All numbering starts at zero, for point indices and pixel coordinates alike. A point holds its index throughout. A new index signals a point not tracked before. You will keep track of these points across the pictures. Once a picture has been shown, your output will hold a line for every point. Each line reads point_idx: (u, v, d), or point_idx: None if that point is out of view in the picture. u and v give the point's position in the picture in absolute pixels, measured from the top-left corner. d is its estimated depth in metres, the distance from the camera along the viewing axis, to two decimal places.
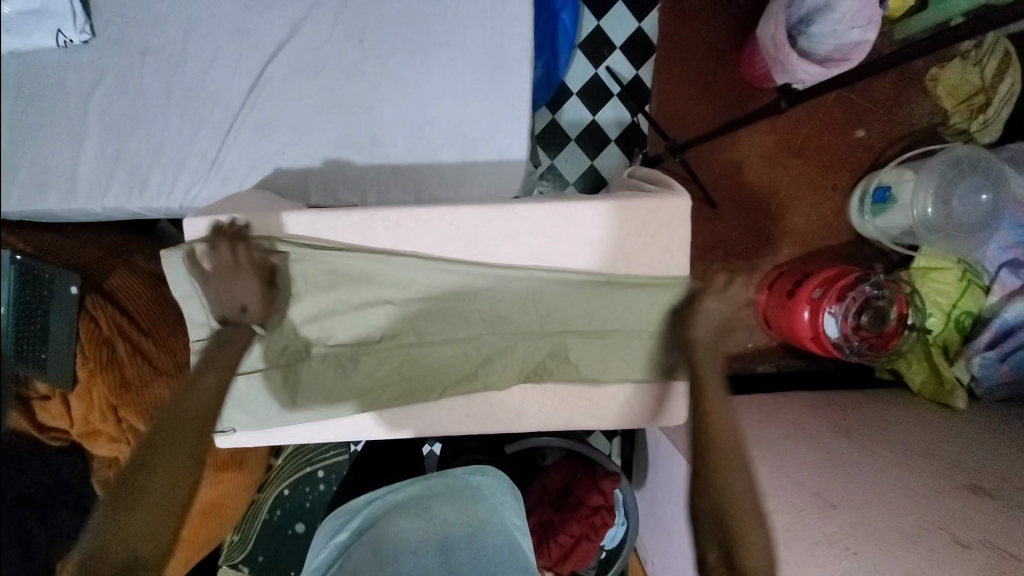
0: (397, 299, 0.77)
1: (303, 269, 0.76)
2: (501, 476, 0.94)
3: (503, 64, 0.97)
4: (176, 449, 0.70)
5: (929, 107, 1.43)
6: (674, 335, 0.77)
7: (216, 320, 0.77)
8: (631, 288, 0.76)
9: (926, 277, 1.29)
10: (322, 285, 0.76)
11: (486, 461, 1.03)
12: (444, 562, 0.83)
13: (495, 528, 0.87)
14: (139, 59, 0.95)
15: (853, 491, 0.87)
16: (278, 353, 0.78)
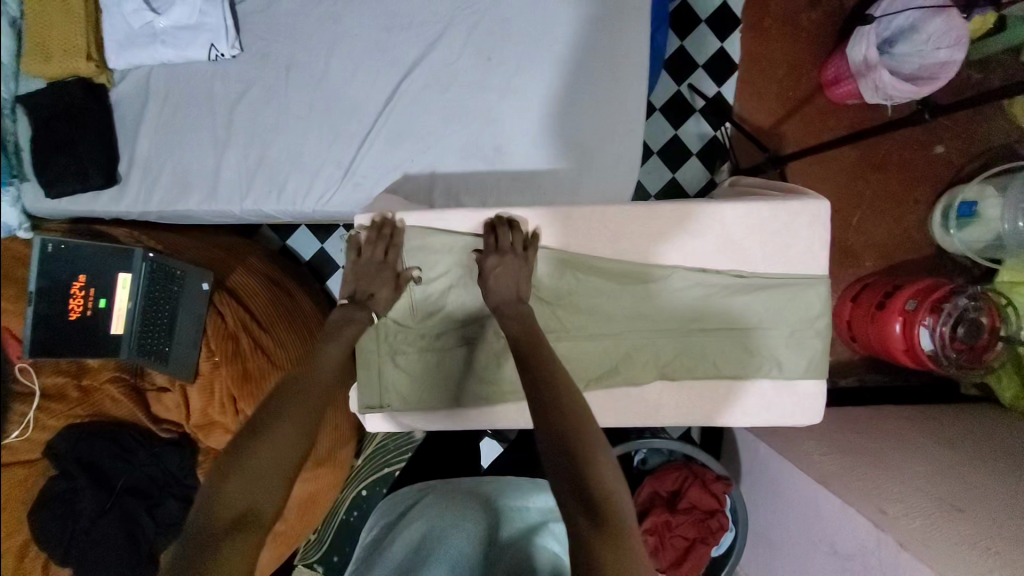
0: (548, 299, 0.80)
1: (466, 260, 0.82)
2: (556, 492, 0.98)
3: (622, 79, 1.02)
4: (305, 398, 0.71)
5: (1008, 126, 1.46)
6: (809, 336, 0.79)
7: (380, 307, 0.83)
8: (772, 290, 0.79)
9: (1014, 290, 1.31)
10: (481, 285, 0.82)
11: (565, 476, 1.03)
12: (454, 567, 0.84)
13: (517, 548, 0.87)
14: (283, 73, 1.02)
15: (979, 501, 0.88)
16: (436, 338, 0.84)
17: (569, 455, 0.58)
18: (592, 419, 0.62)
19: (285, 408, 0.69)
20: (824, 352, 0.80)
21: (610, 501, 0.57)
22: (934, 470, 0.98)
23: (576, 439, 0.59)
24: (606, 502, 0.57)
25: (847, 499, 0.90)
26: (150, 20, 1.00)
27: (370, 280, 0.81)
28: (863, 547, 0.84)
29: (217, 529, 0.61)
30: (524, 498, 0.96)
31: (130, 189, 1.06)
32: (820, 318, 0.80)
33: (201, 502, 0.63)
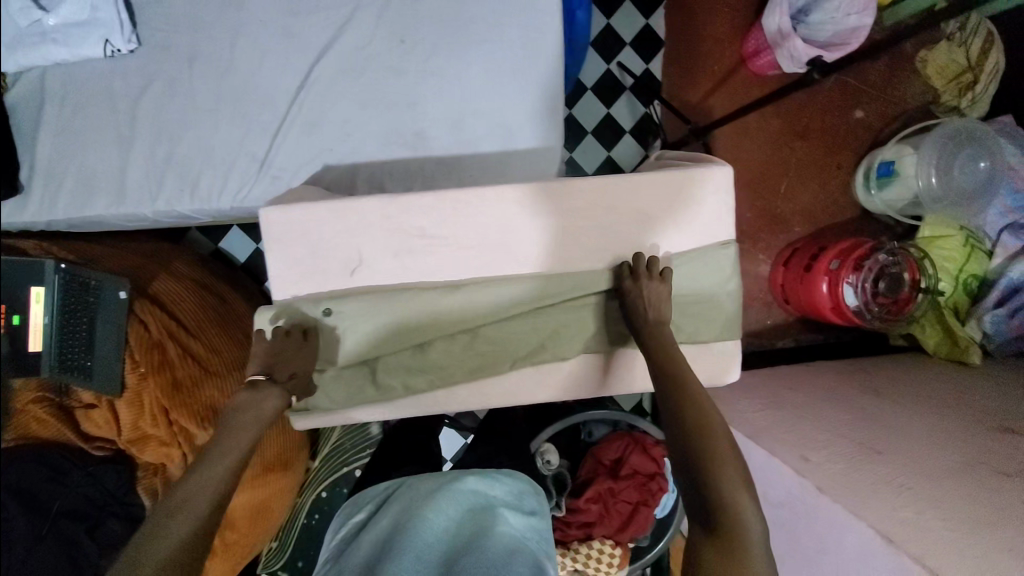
0: (527, 296, 0.79)
1: (380, 262, 0.78)
2: (518, 479, 0.99)
3: (539, 55, 1.02)
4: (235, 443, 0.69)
5: (920, 88, 1.52)
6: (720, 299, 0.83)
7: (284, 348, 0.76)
8: (684, 259, 0.82)
9: (933, 244, 1.36)
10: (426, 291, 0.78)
11: (516, 467, 1.03)
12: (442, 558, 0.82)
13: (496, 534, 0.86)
14: (185, 66, 0.98)
15: (898, 441, 0.92)
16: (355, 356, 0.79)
17: (698, 471, 0.65)
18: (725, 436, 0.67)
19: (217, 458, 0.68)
20: (734, 315, 0.84)
21: (725, 508, 0.62)
22: (859, 417, 1.03)
23: (703, 444, 0.66)
24: (724, 511, 0.62)
25: (774, 451, 0.95)
26: (39, 19, 0.95)
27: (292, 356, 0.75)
28: (791, 495, 0.88)
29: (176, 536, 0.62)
30: (490, 485, 0.96)
31: (33, 199, 1.00)
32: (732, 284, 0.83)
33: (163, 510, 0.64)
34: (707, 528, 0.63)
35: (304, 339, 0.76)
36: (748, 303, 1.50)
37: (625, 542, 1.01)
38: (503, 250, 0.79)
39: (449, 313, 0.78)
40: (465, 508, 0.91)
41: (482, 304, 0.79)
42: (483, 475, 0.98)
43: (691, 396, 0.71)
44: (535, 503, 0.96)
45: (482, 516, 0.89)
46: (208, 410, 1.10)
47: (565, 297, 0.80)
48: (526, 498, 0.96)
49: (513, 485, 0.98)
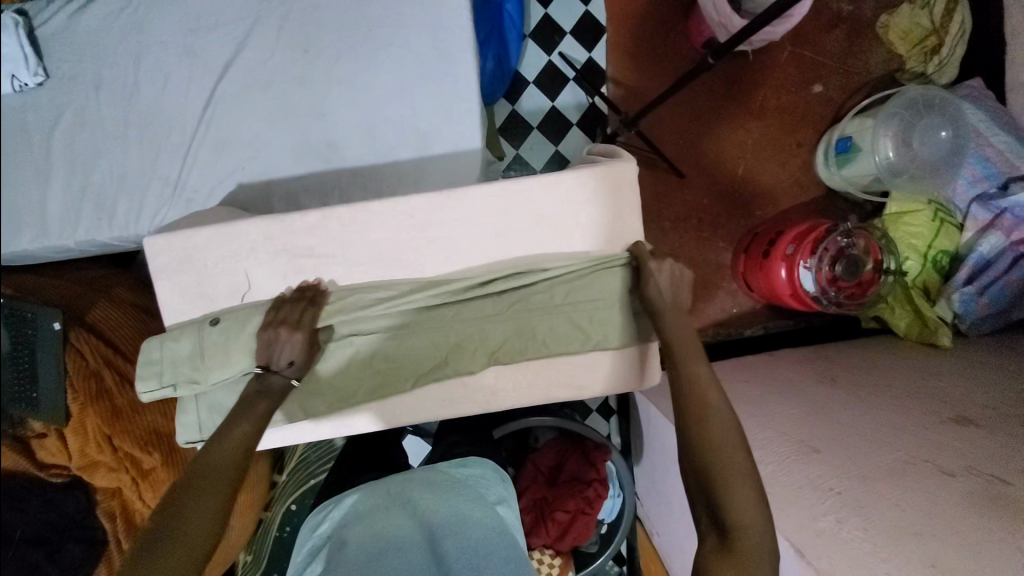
0: (435, 297, 0.77)
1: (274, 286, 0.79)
2: (485, 465, 0.95)
3: (448, 55, 0.99)
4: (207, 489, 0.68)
5: (885, 55, 1.43)
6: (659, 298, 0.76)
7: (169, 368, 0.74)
8: (591, 265, 0.78)
9: (900, 221, 1.29)
10: (284, 304, 0.75)
11: (475, 451, 1.00)
12: (434, 555, 0.78)
13: (482, 521, 0.83)
14: (94, 93, 0.99)
15: (840, 437, 0.87)
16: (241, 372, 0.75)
17: (704, 482, 0.68)
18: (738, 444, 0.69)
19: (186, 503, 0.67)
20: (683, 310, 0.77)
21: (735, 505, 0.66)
22: (808, 411, 0.98)
23: (717, 460, 0.68)
24: (734, 525, 0.65)
25: None
26: None
27: (274, 343, 0.73)
28: None
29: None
30: (463, 475, 0.92)
31: None
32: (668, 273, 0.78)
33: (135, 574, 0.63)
34: (720, 537, 0.67)
35: (288, 321, 0.74)
36: (712, 292, 1.44)
37: (566, 550, 1.01)
38: (401, 264, 0.79)
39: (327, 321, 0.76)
40: (447, 498, 0.86)
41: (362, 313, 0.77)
42: (452, 462, 0.95)
43: (702, 397, 0.71)
44: (502, 490, 0.93)
45: (460, 503, 0.86)
46: (150, 434, 1.14)
47: (470, 313, 0.78)
48: (492, 484, 0.93)
49: (475, 472, 0.93)
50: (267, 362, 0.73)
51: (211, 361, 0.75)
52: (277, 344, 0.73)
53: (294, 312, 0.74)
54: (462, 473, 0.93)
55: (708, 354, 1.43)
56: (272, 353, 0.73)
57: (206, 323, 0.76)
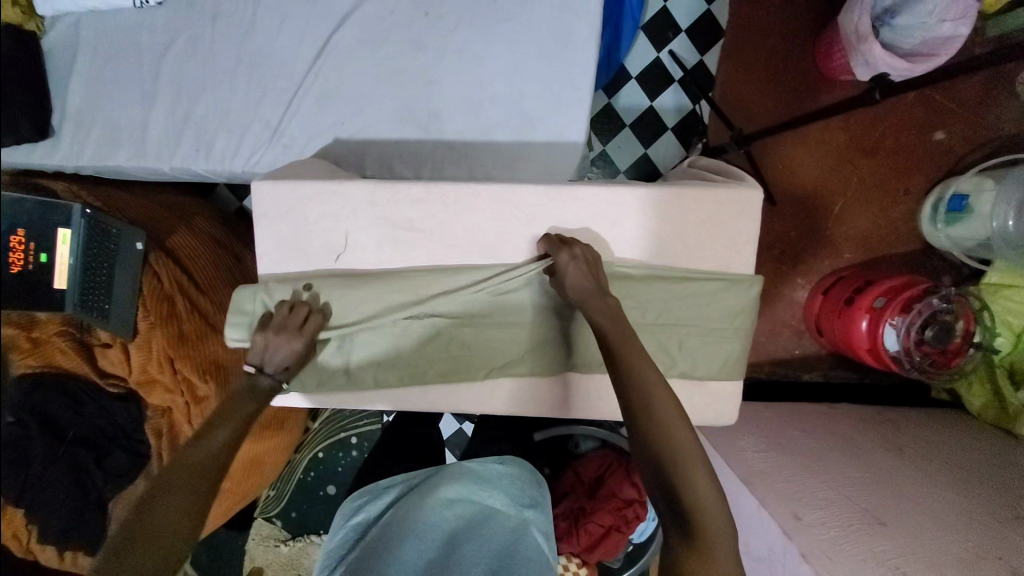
0: (507, 284, 0.74)
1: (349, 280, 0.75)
2: (521, 466, 0.95)
3: (569, 40, 0.94)
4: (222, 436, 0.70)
5: (1019, 112, 1.32)
6: (585, 310, 0.69)
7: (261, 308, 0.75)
8: (710, 284, 0.75)
9: (999, 292, 1.21)
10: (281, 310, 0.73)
11: (512, 453, 1.03)
12: (449, 555, 0.77)
13: (503, 530, 0.83)
14: (210, 24, 0.98)
15: (906, 512, 0.83)
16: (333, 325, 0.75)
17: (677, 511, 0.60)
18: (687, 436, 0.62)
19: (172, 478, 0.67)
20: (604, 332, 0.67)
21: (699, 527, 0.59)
22: (869, 477, 0.94)
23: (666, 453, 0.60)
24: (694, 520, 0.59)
25: (764, 501, 0.89)
26: None
27: (271, 347, 0.72)
28: (772, 551, 0.83)
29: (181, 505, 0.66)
30: (496, 472, 0.93)
31: (63, 145, 1.03)
32: (600, 269, 0.71)
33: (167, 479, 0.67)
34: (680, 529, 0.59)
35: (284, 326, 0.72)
36: (776, 328, 1.39)
37: (592, 563, 0.99)
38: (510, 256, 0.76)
39: (346, 295, 0.74)
40: (473, 499, 0.88)
41: (400, 292, 0.75)
42: (491, 460, 0.96)
43: (642, 386, 0.63)
44: (536, 495, 0.92)
45: (490, 501, 0.88)
46: (209, 363, 1.13)
47: (549, 325, 0.77)
48: (526, 487, 0.92)
49: (510, 472, 0.94)
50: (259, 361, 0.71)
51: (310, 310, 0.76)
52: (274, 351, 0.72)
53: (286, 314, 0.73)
54: (496, 471, 0.94)
55: (758, 391, 1.39)
56: (267, 357, 0.72)
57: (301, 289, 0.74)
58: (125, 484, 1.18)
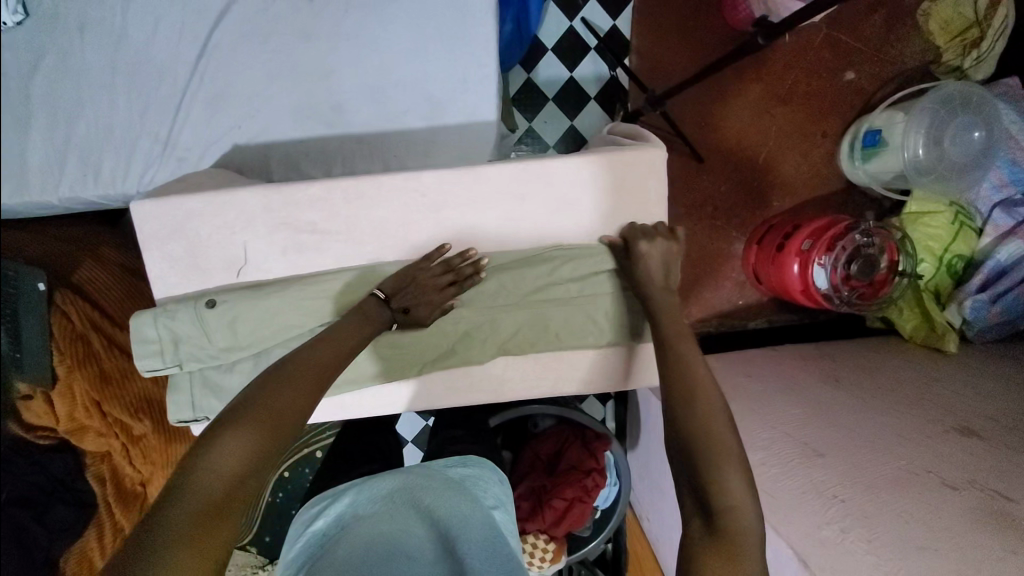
0: None
1: (256, 293, 0.70)
2: (483, 465, 0.94)
3: (466, 15, 0.91)
4: (266, 419, 0.60)
5: (920, 45, 1.37)
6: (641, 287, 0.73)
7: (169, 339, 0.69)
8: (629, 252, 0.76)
9: (918, 221, 1.27)
10: (445, 262, 0.72)
11: (477, 452, 0.98)
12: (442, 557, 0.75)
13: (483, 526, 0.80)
14: (78, 39, 0.90)
15: (844, 440, 0.87)
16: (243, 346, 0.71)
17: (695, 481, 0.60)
18: (725, 426, 0.63)
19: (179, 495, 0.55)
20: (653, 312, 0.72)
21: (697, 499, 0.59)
22: (809, 411, 0.98)
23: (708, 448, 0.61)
24: (725, 516, 0.58)
25: None
26: None
27: (416, 288, 0.71)
28: None
29: (212, 491, 0.56)
30: (466, 473, 0.91)
31: None
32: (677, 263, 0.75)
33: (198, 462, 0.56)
34: (706, 521, 0.59)
35: (443, 270, 0.72)
36: (720, 282, 1.42)
37: (559, 538, 0.99)
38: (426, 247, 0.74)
39: (253, 307, 0.70)
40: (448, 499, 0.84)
41: (316, 299, 0.71)
42: (449, 460, 0.94)
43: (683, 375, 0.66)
44: (498, 492, 0.91)
45: (455, 501, 0.84)
46: (141, 399, 1.12)
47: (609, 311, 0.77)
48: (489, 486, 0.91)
49: (473, 472, 0.93)
50: (390, 295, 0.71)
51: (217, 338, 0.70)
52: (420, 286, 0.71)
53: (448, 266, 0.72)
54: (459, 473, 0.92)
55: (711, 345, 1.42)
56: (409, 295, 0.71)
57: (203, 304, 0.69)
58: (73, 540, 1.13)
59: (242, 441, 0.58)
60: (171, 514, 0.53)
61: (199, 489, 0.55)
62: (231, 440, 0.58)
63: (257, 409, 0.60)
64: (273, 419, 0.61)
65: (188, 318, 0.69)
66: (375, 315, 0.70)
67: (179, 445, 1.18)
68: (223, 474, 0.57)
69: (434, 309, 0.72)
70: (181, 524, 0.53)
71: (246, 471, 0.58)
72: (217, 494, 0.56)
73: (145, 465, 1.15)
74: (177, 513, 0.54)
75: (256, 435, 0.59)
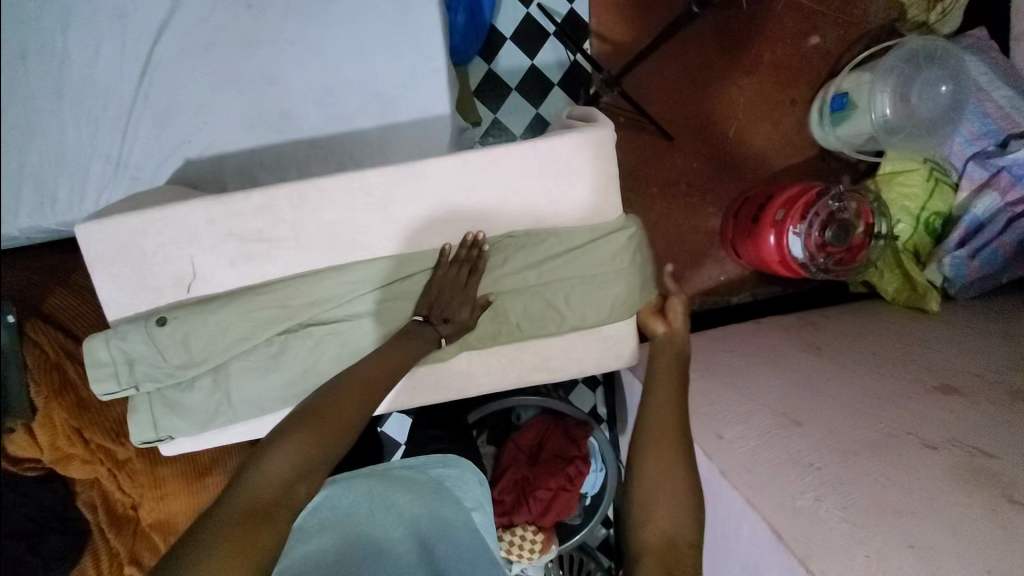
0: (381, 274, 0.74)
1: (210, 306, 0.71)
2: (463, 464, 0.92)
3: (409, 9, 0.90)
4: (317, 427, 0.61)
5: (884, 3, 1.35)
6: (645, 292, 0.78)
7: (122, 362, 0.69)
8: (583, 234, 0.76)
9: (893, 181, 1.24)
10: (456, 261, 0.73)
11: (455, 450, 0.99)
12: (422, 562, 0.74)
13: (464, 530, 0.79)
14: (17, 63, 0.87)
15: (822, 408, 0.86)
16: (199, 361, 0.71)
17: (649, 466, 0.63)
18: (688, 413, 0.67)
19: (236, 498, 0.56)
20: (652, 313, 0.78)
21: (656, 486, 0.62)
22: (789, 382, 0.97)
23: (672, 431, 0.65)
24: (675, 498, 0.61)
25: (689, 428, 0.90)
26: None
27: (446, 296, 0.73)
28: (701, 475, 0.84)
29: (262, 495, 0.56)
30: (452, 473, 0.89)
31: None
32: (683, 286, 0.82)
33: (253, 468, 0.58)
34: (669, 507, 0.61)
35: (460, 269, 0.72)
36: (699, 260, 1.40)
37: (549, 529, 0.98)
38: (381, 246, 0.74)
39: (205, 323, 0.70)
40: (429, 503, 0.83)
41: (271, 306, 0.72)
42: (430, 459, 0.93)
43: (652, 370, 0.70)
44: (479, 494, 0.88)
45: (436, 505, 0.83)
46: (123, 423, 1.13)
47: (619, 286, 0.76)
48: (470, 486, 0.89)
49: (455, 471, 0.90)
50: (427, 313, 0.73)
51: (172, 356, 0.70)
52: (448, 291, 0.73)
53: (465, 266, 0.72)
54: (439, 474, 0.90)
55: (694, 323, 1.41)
56: (440, 307, 0.73)
57: (154, 322, 0.69)
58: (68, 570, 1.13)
59: (295, 447, 0.59)
60: (225, 514, 0.54)
61: (251, 490, 0.56)
62: (285, 446, 0.59)
63: (309, 419, 0.62)
64: (326, 428, 0.62)
65: (140, 337, 0.69)
66: (420, 337, 0.72)
67: (168, 466, 1.18)
68: (277, 479, 0.57)
69: (472, 311, 0.74)
70: (231, 524, 0.53)
71: (297, 477, 0.58)
72: (265, 498, 0.56)
73: (136, 488, 1.15)
74: (228, 513, 0.54)
75: (309, 442, 0.60)
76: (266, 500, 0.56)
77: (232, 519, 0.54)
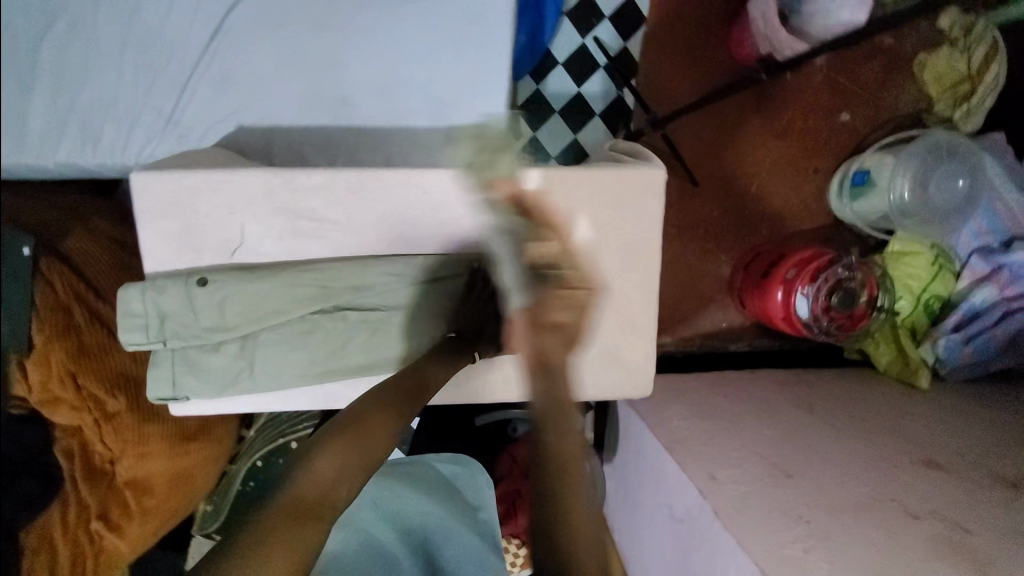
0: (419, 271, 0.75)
1: (250, 276, 0.72)
2: None
3: (482, 23, 0.93)
4: (359, 436, 0.63)
5: (914, 93, 1.42)
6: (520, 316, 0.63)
7: (152, 317, 0.69)
8: (619, 264, 0.78)
9: (901, 260, 1.30)
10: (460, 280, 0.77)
11: None
12: None
13: None
14: (91, 7, 0.89)
15: (812, 464, 0.90)
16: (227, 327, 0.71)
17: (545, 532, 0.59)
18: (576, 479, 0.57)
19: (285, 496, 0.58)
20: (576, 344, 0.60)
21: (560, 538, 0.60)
22: (781, 435, 1.01)
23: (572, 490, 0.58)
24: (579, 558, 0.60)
25: (685, 466, 0.92)
26: None
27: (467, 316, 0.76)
28: (693, 513, 0.86)
29: (307, 499, 0.57)
30: None
31: None
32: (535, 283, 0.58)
33: (294, 472, 0.59)
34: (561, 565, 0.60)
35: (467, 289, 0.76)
36: (706, 303, 1.45)
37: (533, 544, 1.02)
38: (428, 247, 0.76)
39: (238, 294, 0.71)
40: None
41: (307, 284, 0.72)
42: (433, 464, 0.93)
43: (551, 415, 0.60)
44: None
45: None
46: (117, 376, 1.10)
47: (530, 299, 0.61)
48: None
49: None
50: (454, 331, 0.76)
51: (203, 318, 0.71)
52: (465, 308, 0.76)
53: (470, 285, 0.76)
54: None
55: (691, 363, 1.46)
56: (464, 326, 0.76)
57: (194, 281, 0.70)
58: (38, 512, 1.15)
59: (338, 452, 0.61)
60: (276, 510, 0.56)
61: (296, 491, 0.57)
62: (330, 453, 0.61)
63: (352, 425, 0.64)
64: (370, 438, 0.64)
65: (177, 293, 0.70)
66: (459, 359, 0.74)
67: (153, 428, 1.15)
68: (322, 484, 0.59)
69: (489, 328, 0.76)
70: (279, 524, 0.55)
71: (341, 483, 0.60)
72: (312, 502, 0.58)
73: (116, 445, 1.13)
74: (278, 510, 0.56)
75: (353, 448, 0.62)
76: (310, 506, 0.57)
77: (282, 518, 0.55)
